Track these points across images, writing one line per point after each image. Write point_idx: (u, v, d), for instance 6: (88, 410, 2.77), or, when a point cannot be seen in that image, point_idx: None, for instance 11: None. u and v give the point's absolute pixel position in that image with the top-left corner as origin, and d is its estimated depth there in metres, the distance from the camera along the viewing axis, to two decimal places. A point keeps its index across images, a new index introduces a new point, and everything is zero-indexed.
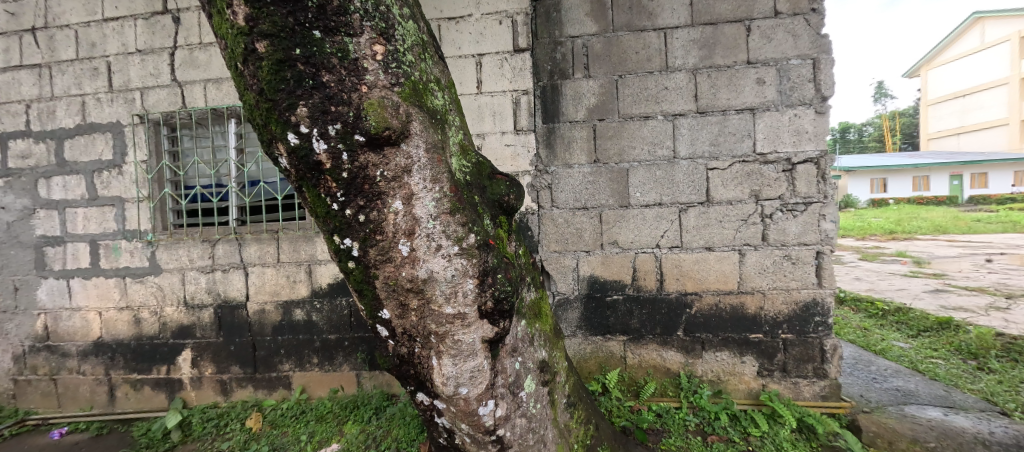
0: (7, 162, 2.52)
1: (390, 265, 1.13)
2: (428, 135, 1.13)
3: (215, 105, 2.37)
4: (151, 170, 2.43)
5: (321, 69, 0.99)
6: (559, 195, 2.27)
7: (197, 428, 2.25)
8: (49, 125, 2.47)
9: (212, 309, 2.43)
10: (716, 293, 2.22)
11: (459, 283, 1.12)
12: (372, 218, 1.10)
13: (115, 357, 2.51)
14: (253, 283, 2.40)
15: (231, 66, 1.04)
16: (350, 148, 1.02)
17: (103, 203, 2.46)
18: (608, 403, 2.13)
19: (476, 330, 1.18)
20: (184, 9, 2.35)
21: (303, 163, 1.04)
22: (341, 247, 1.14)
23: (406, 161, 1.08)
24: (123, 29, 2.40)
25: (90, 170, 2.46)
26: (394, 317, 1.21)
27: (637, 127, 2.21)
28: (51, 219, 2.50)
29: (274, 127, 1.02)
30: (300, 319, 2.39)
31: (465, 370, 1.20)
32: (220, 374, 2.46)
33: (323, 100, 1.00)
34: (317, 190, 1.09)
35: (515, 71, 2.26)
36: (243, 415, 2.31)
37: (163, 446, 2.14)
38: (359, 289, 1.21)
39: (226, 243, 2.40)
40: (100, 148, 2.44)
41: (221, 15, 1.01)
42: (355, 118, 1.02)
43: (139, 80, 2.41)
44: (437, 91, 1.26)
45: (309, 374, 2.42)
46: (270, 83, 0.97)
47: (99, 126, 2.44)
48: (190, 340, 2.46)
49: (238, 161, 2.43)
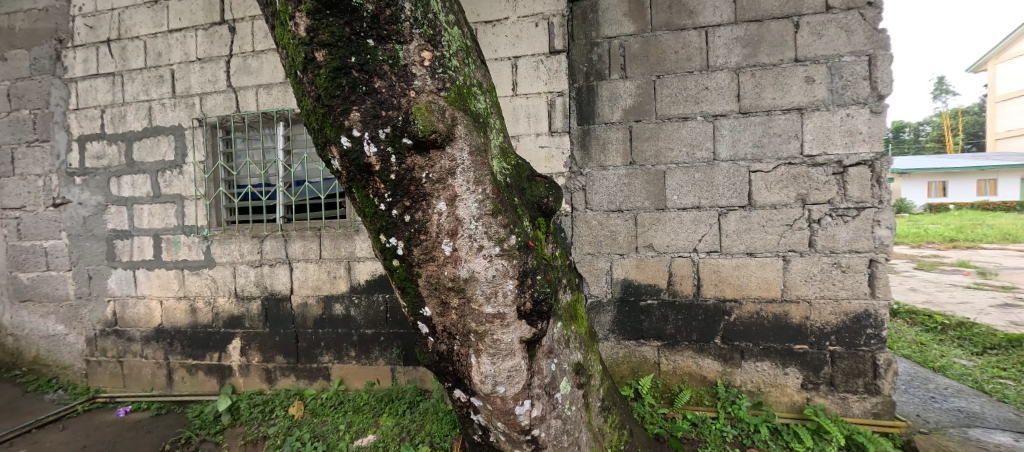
0: (84, 162, 2.77)
1: (432, 264, 1.17)
2: (473, 138, 1.17)
3: (266, 109, 2.50)
4: (207, 170, 2.59)
5: (373, 75, 1.05)
6: (594, 196, 2.26)
7: (244, 412, 2.39)
8: (120, 128, 2.70)
9: (260, 301, 2.57)
10: (758, 300, 2.13)
11: (500, 283, 1.15)
12: (417, 219, 1.14)
13: (173, 343, 2.71)
14: (297, 277, 2.52)
15: (292, 74, 1.12)
16: (398, 151, 1.08)
17: (165, 201, 2.66)
18: (641, 408, 2.08)
19: (515, 330, 1.21)
20: (240, 19, 2.50)
21: (355, 165, 1.11)
22: (387, 245, 1.20)
23: (451, 163, 1.12)
24: (185, 39, 2.59)
25: (154, 169, 2.67)
26: (435, 315, 1.25)
27: (675, 128, 2.16)
28: (120, 214, 2.73)
29: (329, 131, 1.10)
30: (339, 313, 2.49)
31: (504, 369, 1.22)
32: (266, 363, 2.61)
33: (375, 105, 1.06)
34: (366, 191, 1.16)
35: (550, 73, 2.26)
36: (286, 403, 2.43)
37: (215, 428, 2.29)
38: (402, 286, 1.27)
39: (273, 239, 2.53)
40: (163, 149, 2.64)
41: (285, 26, 1.10)
42: (403, 122, 1.07)
43: (199, 86, 2.58)
44: (480, 95, 1.28)
45: (347, 366, 2.52)
46: (327, 89, 1.05)
47: (163, 129, 2.64)
48: (240, 330, 2.62)
49: (286, 161, 2.56)
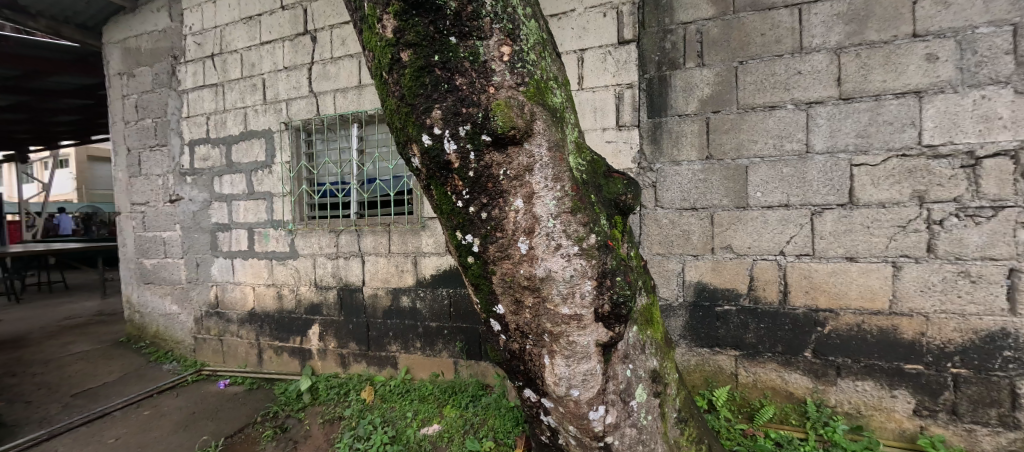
0: (193, 163, 3.17)
1: (508, 262, 1.16)
2: (551, 133, 1.14)
3: (342, 112, 2.67)
4: (292, 169, 2.83)
5: (455, 73, 1.06)
6: (665, 194, 2.15)
7: (323, 393, 2.59)
8: (221, 132, 3.05)
9: (336, 291, 2.77)
10: (860, 311, 1.88)
11: (578, 284, 1.12)
12: (493, 216, 1.14)
13: (263, 326, 3.02)
14: (368, 270, 2.68)
15: (377, 75, 1.17)
16: (477, 148, 1.08)
17: (257, 197, 2.95)
18: (717, 422, 1.94)
19: (591, 332, 1.17)
20: (320, 29, 2.70)
21: (435, 163, 1.13)
22: (463, 242, 1.22)
23: (528, 160, 1.10)
24: (274, 50, 2.84)
25: (249, 169, 2.97)
26: (508, 313, 1.24)
27: (760, 119, 1.97)
28: (221, 209, 3.08)
29: (411, 129, 1.13)
30: (406, 305, 2.61)
31: (578, 373, 1.19)
32: (341, 348, 2.80)
33: (456, 102, 1.06)
34: (444, 188, 1.18)
35: (618, 64, 2.17)
36: (359, 387, 2.60)
37: (298, 405, 2.51)
38: (476, 283, 1.28)
39: (348, 234, 2.71)
40: (256, 150, 2.93)
41: (372, 29, 1.14)
42: (483, 118, 1.06)
43: (285, 92, 2.83)
44: (556, 89, 1.25)
45: (413, 356, 2.63)
46: (411, 88, 1.08)
47: (256, 133, 2.93)
48: (319, 316, 2.84)
49: (359, 160, 2.71)
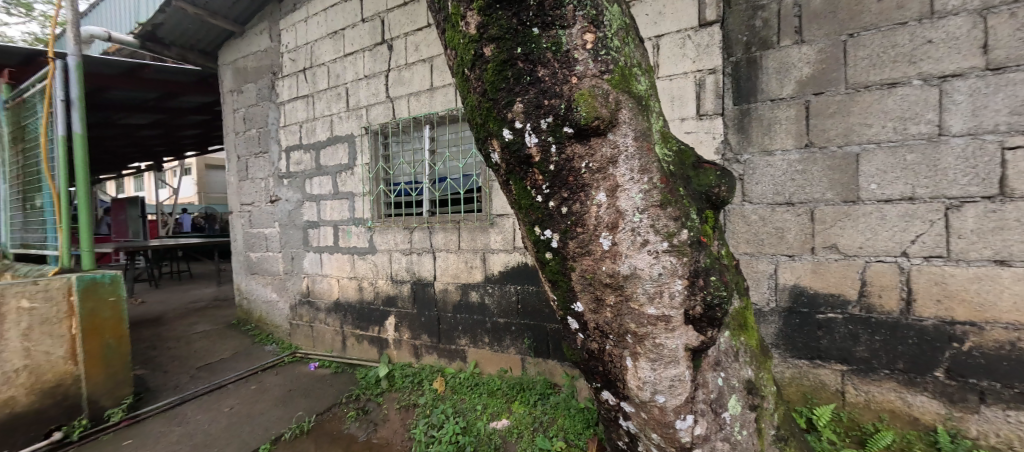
0: (288, 167, 3.55)
1: (589, 258, 1.12)
2: (637, 122, 1.11)
3: (416, 114, 2.82)
4: (372, 171, 3.05)
5: (538, 64, 1.05)
6: (753, 187, 1.98)
7: (399, 380, 2.76)
8: (311, 139, 3.38)
9: (410, 285, 2.93)
10: (1013, 326, 1.53)
11: (666, 282, 1.06)
12: (575, 211, 1.11)
13: (346, 315, 3.29)
14: (440, 265, 2.79)
15: (459, 72, 1.20)
16: (559, 140, 1.06)
17: (341, 197, 3.22)
18: (818, 443, 1.73)
19: (680, 335, 1.10)
20: (396, 37, 2.87)
21: (515, 157, 1.13)
22: (541, 238, 1.20)
23: (613, 151, 1.07)
24: (356, 61, 3.09)
25: (334, 171, 3.25)
26: (587, 311, 1.20)
27: (875, 99, 1.72)
28: (312, 208, 3.42)
29: (492, 124, 1.14)
30: (475, 300, 2.68)
31: (665, 378, 1.13)
32: (414, 339, 2.96)
33: (538, 94, 1.06)
34: (523, 183, 1.18)
35: (699, 48, 2.03)
36: (431, 377, 2.73)
37: (377, 390, 2.70)
38: (553, 279, 1.26)
39: (421, 230, 2.85)
40: (340, 154, 3.20)
41: (454, 27, 1.17)
42: (566, 110, 1.04)
43: (365, 99, 3.05)
44: (640, 76, 1.19)
45: (481, 351, 2.69)
46: (493, 83, 1.09)
47: (340, 137, 3.20)
48: (395, 308, 3.03)
49: (431, 161, 2.84)
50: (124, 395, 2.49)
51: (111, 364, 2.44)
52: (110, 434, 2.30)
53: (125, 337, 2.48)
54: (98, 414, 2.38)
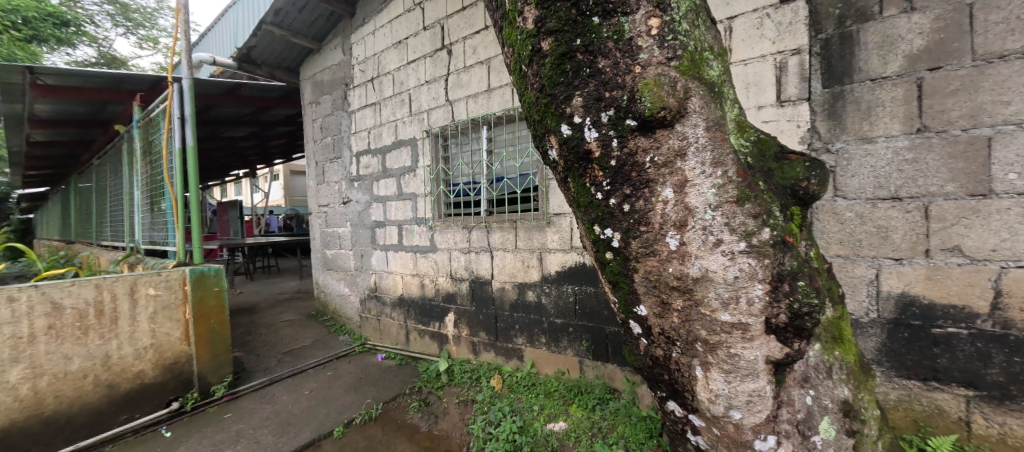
0: (358, 171, 3.84)
1: (653, 259, 1.06)
2: (709, 111, 1.03)
3: (473, 116, 2.88)
4: (432, 172, 3.18)
5: (598, 55, 1.02)
6: (848, 181, 1.74)
7: (458, 375, 2.86)
8: (378, 143, 3.62)
9: (469, 283, 3.02)
10: None
11: (744, 287, 0.97)
12: (638, 208, 1.06)
13: (410, 310, 3.48)
14: (497, 264, 2.84)
15: (517, 69, 1.20)
16: (621, 134, 1.03)
17: (405, 198, 3.41)
18: None
19: (760, 346, 1.00)
20: (455, 42, 2.97)
21: (574, 153, 1.12)
22: (601, 237, 1.17)
23: (680, 143, 1.01)
24: (418, 67, 3.25)
25: (398, 174, 3.45)
26: (651, 315, 1.14)
27: (1016, 71, 1.40)
28: (379, 209, 3.66)
29: (550, 120, 1.13)
30: (532, 299, 2.68)
31: (742, 392, 1.03)
32: (473, 336, 3.04)
33: (598, 87, 1.03)
34: (582, 180, 1.15)
35: (780, 28, 1.83)
36: (488, 375, 2.78)
37: (438, 384, 2.82)
38: (614, 281, 1.21)
39: (479, 230, 2.92)
40: (404, 157, 3.39)
41: (512, 24, 1.18)
42: (628, 101, 1.01)
43: (427, 103, 3.20)
44: (712, 61, 1.10)
45: (538, 351, 2.69)
46: (551, 77, 1.08)
47: (404, 141, 3.39)
48: (454, 305, 3.13)
49: (488, 161, 2.88)
50: (225, 374, 2.85)
51: (216, 347, 2.81)
52: (214, 406, 2.65)
53: (226, 323, 2.85)
54: (205, 389, 2.75)
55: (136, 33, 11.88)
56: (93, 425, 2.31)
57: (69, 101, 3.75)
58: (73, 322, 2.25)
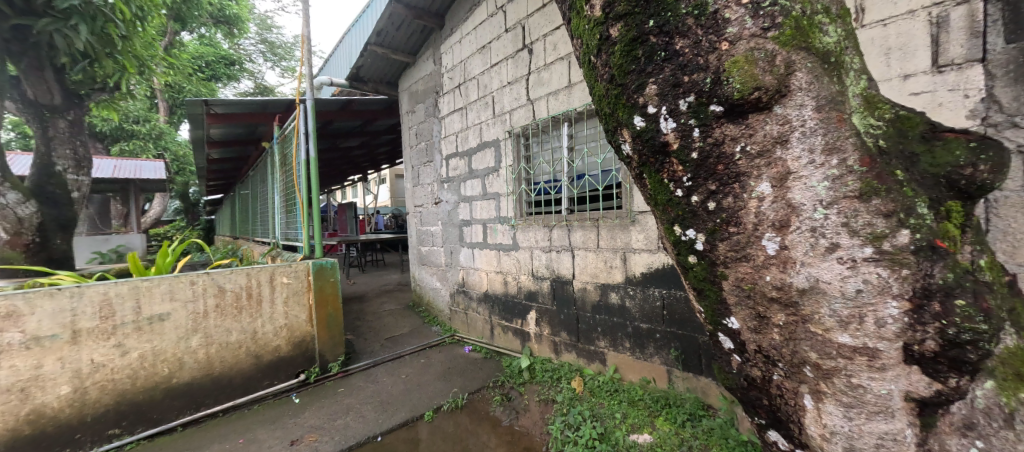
0: (449, 173, 4.12)
1: (747, 265, 0.92)
2: (822, 86, 0.84)
3: (555, 113, 2.87)
4: (515, 172, 3.25)
5: (675, 35, 0.92)
6: None
7: (539, 373, 2.89)
8: (466, 146, 3.83)
9: (550, 282, 3.01)
10: None
11: (871, 303, 0.78)
12: (726, 206, 0.93)
13: (495, 306, 3.62)
14: (578, 264, 2.78)
15: (585, 61, 1.15)
16: (704, 122, 0.92)
17: (490, 197, 3.55)
18: None
19: (897, 379, 0.79)
20: (536, 40, 2.98)
21: (649, 147, 1.03)
22: (683, 239, 1.05)
23: (781, 128, 0.85)
24: (501, 70, 3.35)
25: (484, 174, 3.61)
26: (745, 330, 0.98)
27: None
28: (466, 208, 3.88)
29: (621, 112, 1.06)
30: (615, 302, 2.57)
31: (869, 434, 0.83)
32: (554, 336, 3.03)
33: (675, 71, 0.94)
34: (659, 176, 1.05)
35: None
36: (569, 376, 2.74)
37: (520, 380, 2.89)
38: (699, 288, 1.08)
39: (560, 228, 2.89)
40: (489, 158, 3.53)
41: (580, 14, 1.13)
42: (712, 84, 0.89)
43: (509, 104, 3.28)
44: (828, 24, 0.90)
45: (621, 356, 2.57)
46: (622, 66, 1.02)
47: (488, 143, 3.53)
48: (536, 304, 3.16)
49: (569, 158, 2.84)
50: (338, 353, 3.31)
51: (332, 330, 3.28)
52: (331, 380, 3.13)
53: (340, 309, 3.32)
54: (324, 365, 3.23)
55: (278, 65, 14.72)
56: (245, 386, 2.84)
57: (233, 125, 4.79)
58: (230, 302, 2.78)
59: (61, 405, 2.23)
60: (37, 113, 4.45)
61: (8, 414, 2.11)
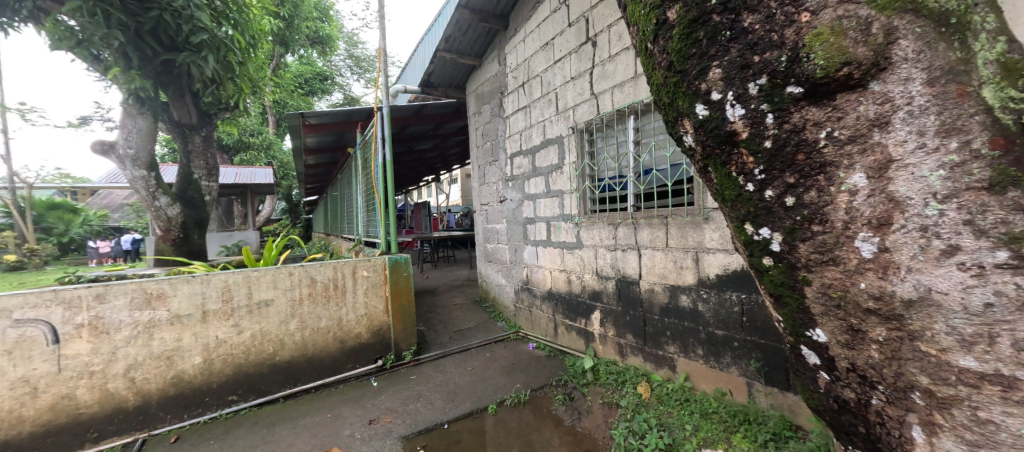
0: (513, 171, 4.19)
1: (835, 268, 0.82)
2: (935, 53, 0.70)
3: (620, 106, 2.76)
4: (578, 168, 3.18)
5: (743, 11, 0.85)
6: None
7: (604, 375, 2.82)
8: (529, 144, 3.86)
9: (615, 282, 2.91)
10: None
11: (1005, 320, 0.64)
12: (808, 202, 0.83)
13: (558, 304, 3.60)
14: (645, 263, 2.66)
15: (641, 48, 1.10)
16: (779, 106, 0.83)
17: (553, 195, 3.54)
18: None
19: None
20: (600, 32, 2.89)
21: (714, 137, 0.95)
22: (756, 238, 0.96)
23: (878, 108, 0.73)
24: (564, 65, 3.31)
25: (547, 171, 3.60)
26: (835, 344, 0.87)
27: None
28: (530, 206, 3.92)
29: (681, 101, 0.99)
30: (686, 305, 2.43)
31: None
32: (619, 338, 2.92)
33: (743, 51, 0.86)
34: (726, 169, 0.96)
35: None
36: (635, 380, 2.65)
37: (583, 380, 2.86)
38: (776, 294, 0.97)
39: (625, 226, 2.78)
40: (552, 155, 3.52)
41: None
42: (789, 62, 0.80)
43: (572, 100, 3.23)
44: None
45: (693, 364, 2.43)
46: (681, 51, 0.96)
47: (552, 140, 3.52)
48: (600, 303, 3.07)
49: (635, 153, 2.72)
50: (410, 343, 3.59)
51: (405, 321, 3.57)
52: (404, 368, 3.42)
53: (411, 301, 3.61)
54: (398, 353, 3.52)
55: (362, 77, 16.29)
56: (334, 367, 3.22)
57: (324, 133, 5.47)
58: (320, 291, 3.16)
59: (195, 372, 2.70)
60: (181, 132, 5.57)
61: (160, 376, 2.60)
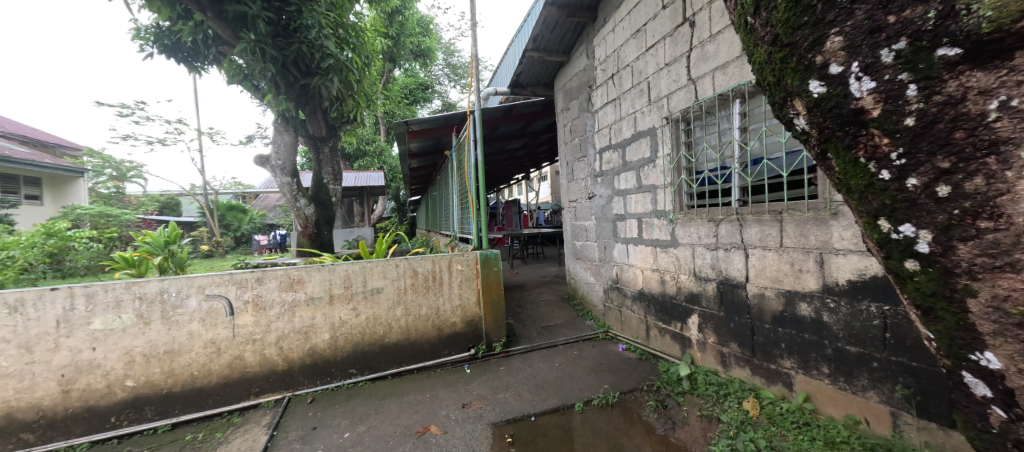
0: (601, 167, 4.08)
1: (1012, 275, 0.65)
2: None
3: (723, 90, 2.50)
4: (673, 161, 2.96)
5: None
6: None
7: (702, 386, 2.59)
8: (619, 138, 3.72)
9: (716, 284, 2.64)
10: None
11: None
12: (971, 191, 0.67)
13: (650, 305, 3.41)
14: (753, 265, 2.37)
15: (742, 23, 1.00)
16: (928, 74, 0.69)
17: (645, 190, 3.35)
18: None
19: None
20: (698, 10, 2.64)
21: (834, 118, 0.83)
22: (893, 237, 0.82)
23: None
24: (657, 51, 3.11)
25: (638, 165, 3.43)
26: (1014, 374, 0.70)
27: None
28: (620, 202, 3.78)
29: (790, 79, 0.88)
30: (807, 315, 2.11)
31: None
32: (721, 346, 2.65)
33: (874, 12, 0.73)
34: (851, 154, 0.83)
35: None
36: (740, 395, 2.39)
37: (678, 389, 2.66)
38: (925, 305, 0.83)
39: (729, 223, 2.51)
40: (644, 148, 3.34)
41: None
42: (940, 19, 0.66)
43: (666, 87, 3.02)
44: None
45: (816, 383, 2.11)
46: (790, 23, 0.85)
47: (643, 131, 3.34)
48: (698, 307, 2.82)
49: (741, 140, 2.45)
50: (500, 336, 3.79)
51: (495, 314, 3.79)
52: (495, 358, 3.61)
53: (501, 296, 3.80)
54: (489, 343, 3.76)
55: (458, 83, 17.46)
56: (432, 352, 3.58)
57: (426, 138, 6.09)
58: (420, 282, 3.53)
59: (325, 346, 3.27)
60: (315, 144, 6.71)
61: (299, 347, 3.21)
